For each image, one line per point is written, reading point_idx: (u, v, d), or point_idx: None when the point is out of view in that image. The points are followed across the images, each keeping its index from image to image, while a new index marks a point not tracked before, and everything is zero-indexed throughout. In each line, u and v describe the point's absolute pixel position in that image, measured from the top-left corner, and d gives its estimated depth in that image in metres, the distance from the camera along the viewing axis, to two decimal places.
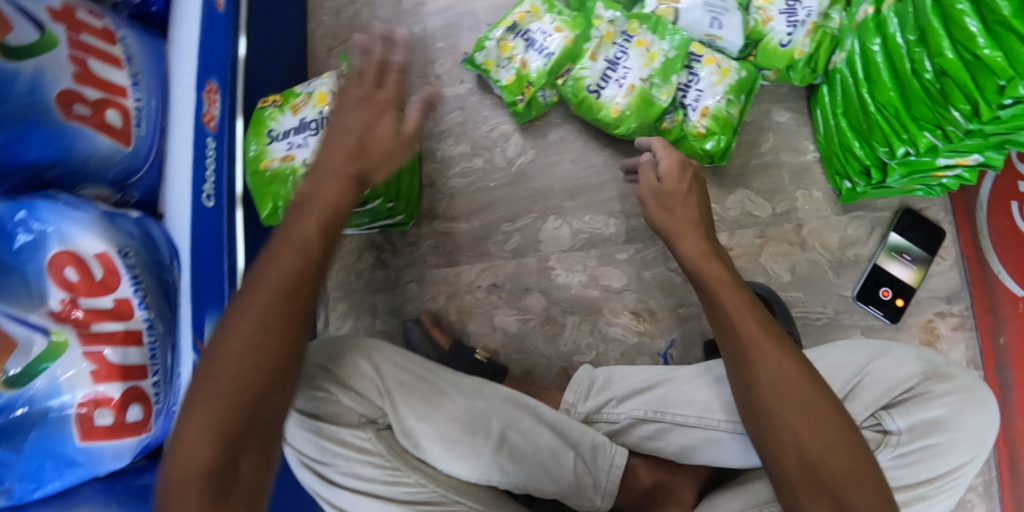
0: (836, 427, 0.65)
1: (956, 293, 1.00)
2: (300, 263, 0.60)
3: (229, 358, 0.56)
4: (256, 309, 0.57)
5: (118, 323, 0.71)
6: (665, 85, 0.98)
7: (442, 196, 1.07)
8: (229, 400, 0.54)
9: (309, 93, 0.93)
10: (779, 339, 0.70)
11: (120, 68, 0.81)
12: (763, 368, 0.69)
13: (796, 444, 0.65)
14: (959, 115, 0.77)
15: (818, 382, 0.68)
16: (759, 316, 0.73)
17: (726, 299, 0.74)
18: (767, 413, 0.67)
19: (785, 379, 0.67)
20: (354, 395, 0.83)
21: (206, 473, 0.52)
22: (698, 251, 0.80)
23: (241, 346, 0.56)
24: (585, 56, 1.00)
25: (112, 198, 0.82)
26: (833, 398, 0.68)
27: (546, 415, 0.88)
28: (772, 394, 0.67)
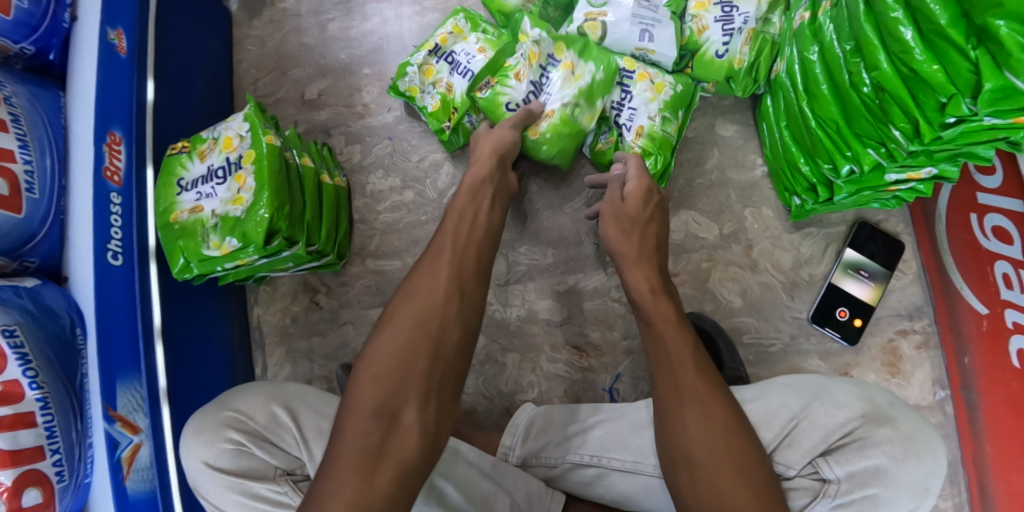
0: (757, 485, 0.63)
1: (919, 309, 0.93)
2: (450, 285, 0.68)
3: (426, 313, 0.66)
4: (399, 321, 0.66)
5: (4, 407, 0.69)
6: (589, 109, 0.90)
7: (373, 232, 1.04)
8: (375, 389, 0.62)
9: (214, 138, 0.89)
10: (717, 388, 0.69)
11: (5, 131, 0.77)
12: (692, 419, 0.67)
13: (712, 498, 0.63)
14: (900, 134, 0.69)
15: (749, 436, 0.67)
16: (703, 362, 0.71)
17: (671, 341, 0.72)
18: (692, 462, 0.65)
19: (703, 429, 0.66)
20: (268, 446, 0.79)
21: (363, 451, 0.58)
22: (645, 288, 0.77)
23: (436, 298, 0.67)
24: (511, 73, 0.89)
25: (10, 266, 0.79)
26: (760, 454, 0.66)
27: (483, 464, 0.84)
28: (699, 446, 0.66)
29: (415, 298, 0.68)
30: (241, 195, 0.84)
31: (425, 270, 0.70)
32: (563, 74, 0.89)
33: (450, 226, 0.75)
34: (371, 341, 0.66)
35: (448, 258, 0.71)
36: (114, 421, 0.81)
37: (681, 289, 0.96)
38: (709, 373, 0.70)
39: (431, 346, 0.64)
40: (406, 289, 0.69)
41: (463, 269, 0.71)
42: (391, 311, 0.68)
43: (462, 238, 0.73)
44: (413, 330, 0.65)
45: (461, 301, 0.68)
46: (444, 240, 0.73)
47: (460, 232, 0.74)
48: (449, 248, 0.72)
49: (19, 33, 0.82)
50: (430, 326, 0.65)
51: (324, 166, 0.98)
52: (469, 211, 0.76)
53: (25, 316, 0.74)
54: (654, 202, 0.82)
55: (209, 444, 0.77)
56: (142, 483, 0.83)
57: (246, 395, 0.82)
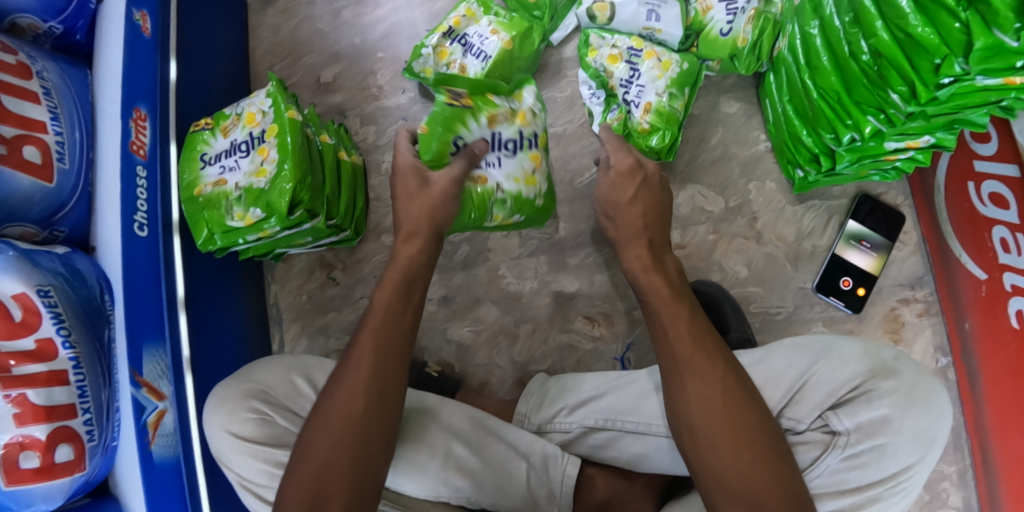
0: (758, 443, 0.67)
1: (919, 279, 0.96)
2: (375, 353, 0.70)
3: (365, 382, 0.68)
4: (333, 392, 0.69)
5: (39, 364, 0.71)
6: (506, 211, 0.90)
7: (388, 209, 1.07)
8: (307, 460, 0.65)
9: (237, 114, 0.92)
10: (717, 354, 0.72)
11: (37, 103, 0.79)
12: (693, 386, 0.70)
13: (715, 462, 0.67)
14: (897, 97, 0.73)
15: (750, 395, 0.70)
16: (701, 331, 0.74)
17: (666, 312, 0.76)
18: (694, 428, 0.69)
19: (708, 400, 0.69)
20: (292, 416, 0.80)
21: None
22: (645, 257, 0.81)
23: (357, 383, 0.68)
24: (484, 113, 0.86)
25: (39, 235, 0.81)
26: (762, 413, 0.69)
27: (495, 428, 0.88)
28: (698, 410, 0.69)
29: (336, 406, 0.67)
30: (264, 167, 0.87)
31: (347, 373, 0.69)
32: (526, 160, 0.88)
33: (372, 322, 0.72)
34: (299, 443, 0.67)
35: (371, 365, 0.69)
36: (140, 386, 0.83)
37: (689, 261, 0.99)
38: (708, 340, 0.73)
39: (352, 451, 0.65)
40: (329, 392, 0.69)
41: (387, 369, 0.70)
42: (313, 418, 0.68)
43: (387, 337, 0.71)
44: (334, 438, 0.66)
45: (382, 404, 0.68)
46: (366, 339, 0.71)
47: (386, 328, 0.72)
48: (371, 352, 0.70)
49: (48, 13, 0.85)
50: (352, 436, 0.66)
51: (342, 144, 1.02)
52: (398, 304, 0.74)
53: (59, 279, 0.75)
54: (639, 180, 0.84)
55: (232, 414, 0.78)
56: (166, 449, 0.85)
57: (266, 367, 0.83)
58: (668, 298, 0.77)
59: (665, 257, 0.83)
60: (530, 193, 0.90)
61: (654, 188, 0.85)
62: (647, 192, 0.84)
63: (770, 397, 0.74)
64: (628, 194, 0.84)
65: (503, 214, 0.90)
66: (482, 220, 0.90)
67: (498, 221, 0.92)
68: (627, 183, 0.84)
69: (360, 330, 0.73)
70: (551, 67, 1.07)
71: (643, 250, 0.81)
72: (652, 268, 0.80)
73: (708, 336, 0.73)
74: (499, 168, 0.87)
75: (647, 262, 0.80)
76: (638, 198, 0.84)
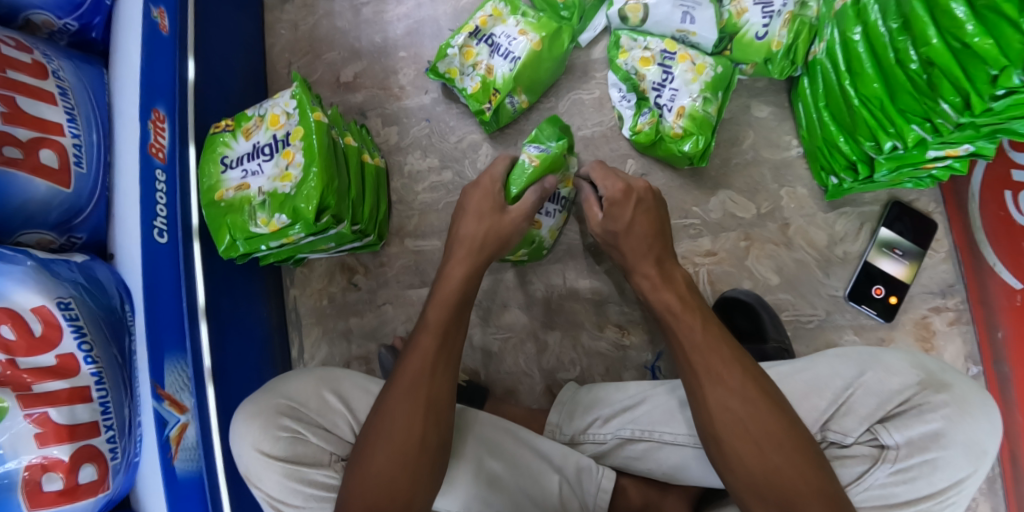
0: (785, 446, 0.65)
1: (951, 287, 0.95)
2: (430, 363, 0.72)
3: (416, 391, 0.70)
4: (390, 402, 0.71)
5: (61, 381, 0.67)
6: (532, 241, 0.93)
7: (412, 212, 1.04)
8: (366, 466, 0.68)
9: (260, 116, 0.89)
10: (734, 360, 0.70)
11: (53, 104, 0.75)
12: (711, 396, 0.69)
13: (743, 470, 0.66)
14: (949, 108, 0.71)
15: (773, 398, 0.67)
16: (716, 338, 0.72)
17: (677, 321, 0.75)
18: (718, 439, 0.67)
19: (734, 412, 0.67)
20: (322, 432, 0.79)
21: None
22: (653, 276, 0.80)
23: (410, 391, 0.70)
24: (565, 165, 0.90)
25: (56, 242, 0.77)
26: (788, 415, 0.67)
27: (527, 438, 0.85)
28: (722, 420, 0.67)
29: (391, 432, 0.69)
30: (289, 171, 0.84)
31: (400, 397, 0.70)
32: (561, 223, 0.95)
33: (424, 340, 0.74)
34: (356, 466, 0.69)
35: (424, 389, 0.71)
36: (162, 400, 0.80)
37: (720, 267, 0.98)
38: (722, 347, 0.71)
39: (408, 474, 0.67)
40: (382, 417, 0.70)
41: (438, 391, 0.71)
42: (369, 442, 0.69)
43: (438, 358, 0.73)
44: (393, 464, 0.67)
45: (435, 427, 0.70)
46: (417, 363, 0.72)
47: (438, 347, 0.73)
48: (424, 377, 0.71)
49: (62, 9, 0.81)
50: (407, 461, 0.67)
51: (365, 147, 0.99)
52: (455, 321, 0.76)
53: (77, 289, 0.71)
54: (634, 200, 0.82)
55: (263, 431, 0.76)
56: (189, 463, 0.82)
57: (295, 380, 0.81)
58: (680, 312, 0.76)
59: (673, 270, 0.81)
60: (548, 244, 0.96)
61: (650, 205, 0.83)
62: (644, 212, 0.83)
63: (815, 406, 0.73)
64: (625, 220, 0.82)
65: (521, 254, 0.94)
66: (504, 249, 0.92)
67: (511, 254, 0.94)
68: (622, 207, 0.82)
69: (409, 351, 0.74)
70: (578, 68, 1.05)
71: (653, 267, 0.80)
72: (663, 284, 0.79)
73: (724, 342, 0.71)
74: (549, 219, 0.92)
75: (655, 281, 0.79)
76: (638, 221, 0.82)
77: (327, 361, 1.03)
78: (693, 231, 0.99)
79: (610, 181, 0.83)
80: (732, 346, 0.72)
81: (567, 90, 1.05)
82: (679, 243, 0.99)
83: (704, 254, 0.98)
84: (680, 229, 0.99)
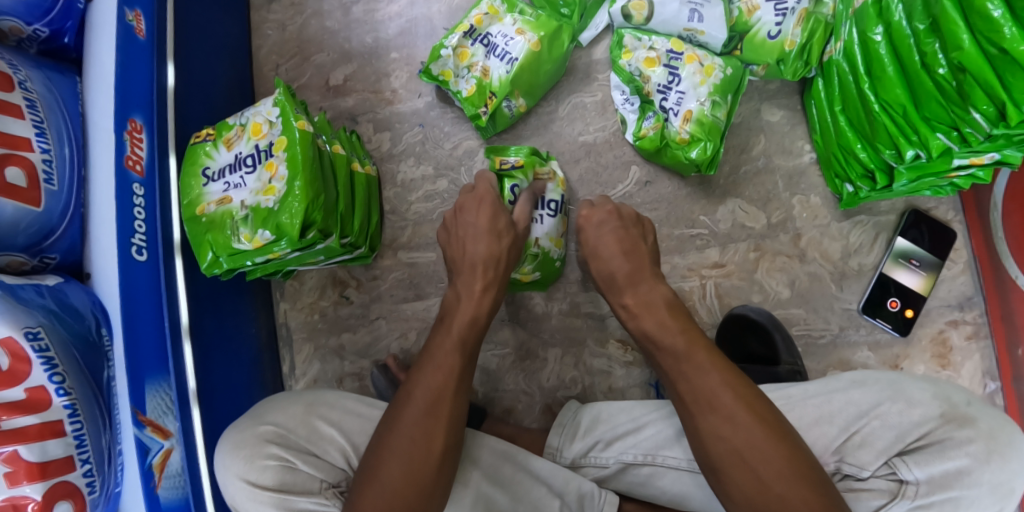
0: (786, 475, 0.59)
1: (969, 300, 0.90)
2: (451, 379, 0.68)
3: (436, 407, 0.66)
4: (408, 417, 0.66)
5: (31, 416, 0.63)
6: (528, 261, 0.89)
7: (405, 223, 1.00)
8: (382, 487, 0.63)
9: (242, 125, 0.84)
10: (725, 384, 0.64)
11: (20, 118, 0.71)
12: (702, 424, 0.64)
13: (745, 500, 0.61)
14: (981, 118, 0.67)
15: (771, 425, 0.62)
16: (704, 362, 0.66)
17: (660, 349, 0.69)
18: (716, 469, 0.63)
19: (730, 442, 0.62)
20: (312, 459, 0.74)
21: None
22: (627, 302, 0.74)
23: (432, 406, 0.66)
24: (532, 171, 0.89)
25: (29, 264, 0.73)
26: (788, 442, 0.61)
27: (527, 463, 0.80)
28: (716, 449, 0.62)
29: (408, 449, 0.64)
30: (272, 184, 0.79)
31: (421, 413, 0.66)
32: (559, 227, 0.91)
33: (444, 354, 0.70)
34: (365, 482, 0.64)
35: (446, 407, 0.66)
36: (144, 426, 0.76)
37: (728, 281, 0.94)
38: (714, 369, 0.65)
39: (424, 495, 0.63)
40: (398, 433, 0.65)
41: (458, 409, 0.68)
42: (381, 456, 0.64)
43: (460, 376, 0.69)
44: (409, 482, 0.63)
45: (453, 446, 0.66)
46: (441, 378, 0.68)
47: (460, 362, 0.69)
48: (446, 394, 0.67)
49: (31, 15, 0.76)
50: (423, 482, 0.63)
51: (355, 155, 0.94)
52: (469, 336, 0.72)
53: (49, 317, 0.68)
54: (595, 223, 0.80)
55: (250, 461, 0.71)
56: (175, 490, 0.78)
57: (281, 407, 0.77)
58: (660, 338, 0.69)
59: (650, 291, 0.74)
60: (555, 253, 0.91)
61: (616, 227, 0.79)
62: (608, 233, 0.79)
63: (824, 434, 0.69)
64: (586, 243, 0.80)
65: (530, 270, 0.90)
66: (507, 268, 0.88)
67: (517, 273, 0.89)
68: (585, 231, 0.81)
69: (426, 360, 0.70)
70: (579, 70, 1.00)
71: (625, 294, 0.74)
72: (639, 310, 0.73)
73: (713, 366, 0.65)
74: (542, 225, 0.89)
75: (630, 307, 0.74)
76: (602, 242, 0.78)
77: (318, 378, 1.00)
78: (699, 242, 0.95)
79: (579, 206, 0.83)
80: (723, 366, 0.66)
81: (567, 93, 1.00)
82: (685, 255, 0.95)
83: (712, 266, 0.94)
84: (686, 240, 0.95)
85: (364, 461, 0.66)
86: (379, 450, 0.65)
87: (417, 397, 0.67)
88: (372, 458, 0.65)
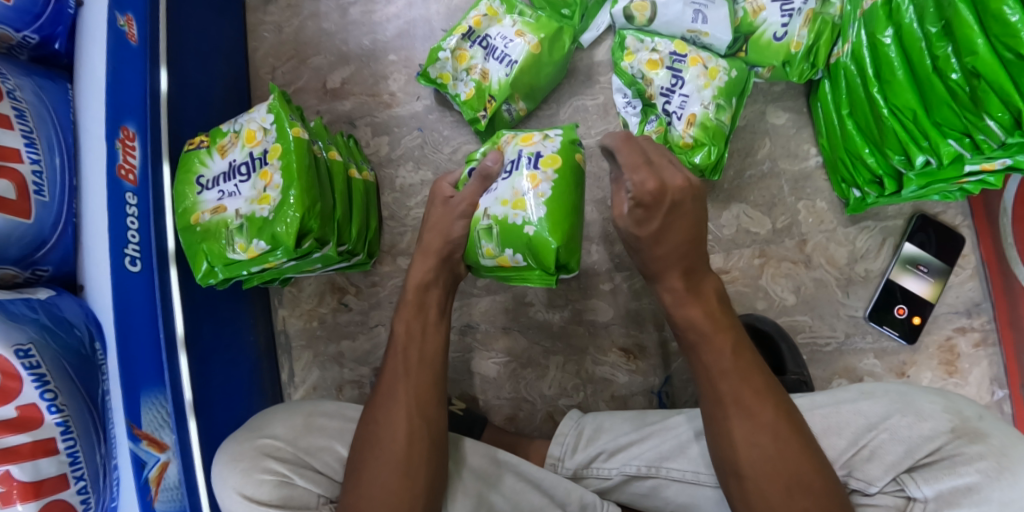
0: (815, 489, 0.59)
1: (978, 307, 0.88)
2: (414, 363, 0.72)
3: (405, 389, 0.70)
4: (381, 406, 0.69)
5: (23, 434, 0.62)
6: (493, 242, 0.77)
7: (404, 229, 0.99)
8: (366, 472, 0.65)
9: (236, 132, 0.82)
10: (767, 393, 0.63)
11: (9, 128, 0.69)
12: (736, 429, 0.62)
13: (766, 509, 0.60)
14: (995, 125, 0.66)
15: (805, 438, 0.61)
16: (748, 366, 0.65)
17: (706, 344, 0.67)
18: (742, 475, 0.62)
19: (763, 449, 0.61)
20: (310, 474, 0.72)
21: None
22: (680, 288, 0.69)
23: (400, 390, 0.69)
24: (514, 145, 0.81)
25: (21, 276, 0.72)
26: (818, 457, 0.60)
27: (529, 473, 0.78)
28: (748, 456, 0.61)
29: (380, 434, 0.67)
30: (267, 193, 0.77)
31: (382, 399, 0.70)
32: (520, 181, 0.77)
33: (398, 344, 0.73)
34: (350, 478, 0.66)
35: (403, 386, 0.70)
36: (140, 440, 0.75)
37: (733, 287, 0.92)
38: (755, 376, 0.64)
39: (403, 473, 0.65)
40: (368, 423, 0.69)
41: (421, 387, 0.70)
42: (359, 450, 0.67)
43: (410, 357, 0.72)
44: (385, 464, 0.65)
45: (423, 422, 0.68)
46: (395, 363, 0.72)
47: (412, 346, 0.73)
48: (402, 374, 0.71)
49: (21, 21, 0.74)
50: (402, 461, 0.65)
51: (352, 160, 0.92)
52: (417, 323, 0.74)
53: (40, 332, 0.66)
54: (668, 205, 0.67)
55: (247, 475, 0.70)
56: (171, 503, 0.77)
57: (280, 418, 0.76)
58: (710, 332, 0.67)
59: (702, 281, 0.70)
60: (518, 217, 0.75)
61: (688, 209, 0.68)
62: (678, 218, 0.68)
63: (832, 446, 0.68)
64: (653, 227, 0.68)
65: (501, 250, 0.77)
66: (475, 256, 0.80)
67: (491, 258, 0.79)
68: (650, 212, 0.67)
69: (390, 353, 0.74)
70: (581, 72, 0.98)
71: (680, 280, 0.69)
72: (689, 297, 0.69)
73: (757, 370, 0.65)
74: (494, 192, 0.79)
75: (682, 294, 0.69)
76: (672, 228, 0.68)
77: (317, 386, 0.98)
78: None
79: (640, 175, 0.67)
80: (766, 374, 0.65)
81: (569, 96, 0.98)
82: None
83: (717, 273, 0.93)
84: None
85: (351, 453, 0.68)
86: (362, 440, 0.68)
87: (385, 385, 0.71)
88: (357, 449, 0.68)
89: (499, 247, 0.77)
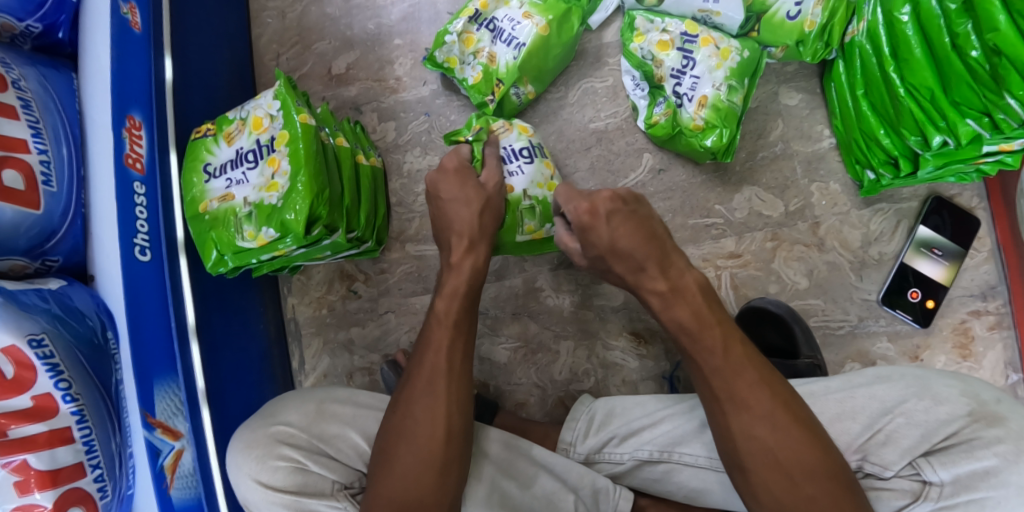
0: (820, 476, 0.59)
1: (993, 289, 0.87)
2: (457, 364, 0.70)
3: (446, 390, 0.69)
4: (422, 404, 0.68)
5: (38, 424, 0.62)
6: (535, 219, 0.85)
7: (412, 215, 0.98)
8: (405, 469, 0.65)
9: (242, 119, 0.82)
10: (763, 383, 0.62)
11: (16, 118, 0.68)
12: (734, 424, 0.62)
13: (772, 501, 0.60)
14: (1016, 103, 0.68)
15: (806, 424, 0.61)
16: (740, 359, 0.64)
17: (695, 345, 0.66)
18: (744, 470, 0.61)
19: (763, 443, 0.61)
20: (325, 460, 0.72)
21: None
22: (662, 288, 0.68)
23: (442, 391, 0.68)
24: (501, 125, 0.86)
25: (32, 267, 0.71)
26: (823, 441, 0.60)
27: (541, 457, 0.78)
28: (750, 449, 0.61)
29: (415, 431, 0.66)
30: (276, 180, 0.77)
31: (420, 395, 0.68)
32: (543, 168, 0.86)
33: (438, 337, 0.72)
34: (381, 470, 0.66)
35: (444, 384, 0.69)
36: (154, 428, 0.75)
37: (744, 271, 0.91)
38: (747, 369, 0.63)
39: (440, 473, 0.65)
40: (403, 417, 0.68)
41: (460, 386, 0.70)
42: (391, 443, 0.67)
43: (454, 355, 0.71)
44: (422, 462, 0.65)
45: (460, 422, 0.68)
46: (436, 358, 0.70)
47: (454, 342, 0.71)
48: (444, 372, 0.69)
49: (24, 9, 0.73)
50: (439, 463, 0.65)
51: (359, 146, 0.92)
52: (463, 318, 0.73)
53: (52, 322, 0.66)
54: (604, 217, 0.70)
55: (262, 462, 0.70)
56: (186, 491, 0.78)
57: (294, 405, 0.76)
58: (698, 331, 0.66)
59: (682, 276, 0.68)
60: None
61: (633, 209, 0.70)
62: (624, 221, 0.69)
63: (847, 430, 0.67)
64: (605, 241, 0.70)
65: (540, 223, 0.85)
66: (513, 235, 0.85)
67: (528, 234, 0.86)
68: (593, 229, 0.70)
69: (425, 346, 0.72)
70: (590, 53, 0.97)
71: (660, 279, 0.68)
72: (674, 297, 0.67)
73: (747, 363, 0.64)
74: (523, 175, 0.84)
75: (665, 294, 0.68)
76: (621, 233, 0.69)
77: (328, 373, 0.99)
78: (715, 231, 0.92)
79: (574, 203, 0.72)
80: (759, 365, 0.64)
81: (577, 78, 0.97)
82: (700, 245, 0.92)
83: (728, 256, 0.92)
84: (701, 230, 0.92)
85: (382, 446, 0.67)
86: (396, 436, 0.67)
87: (427, 383, 0.69)
88: (389, 443, 0.67)
89: (540, 221, 0.85)
